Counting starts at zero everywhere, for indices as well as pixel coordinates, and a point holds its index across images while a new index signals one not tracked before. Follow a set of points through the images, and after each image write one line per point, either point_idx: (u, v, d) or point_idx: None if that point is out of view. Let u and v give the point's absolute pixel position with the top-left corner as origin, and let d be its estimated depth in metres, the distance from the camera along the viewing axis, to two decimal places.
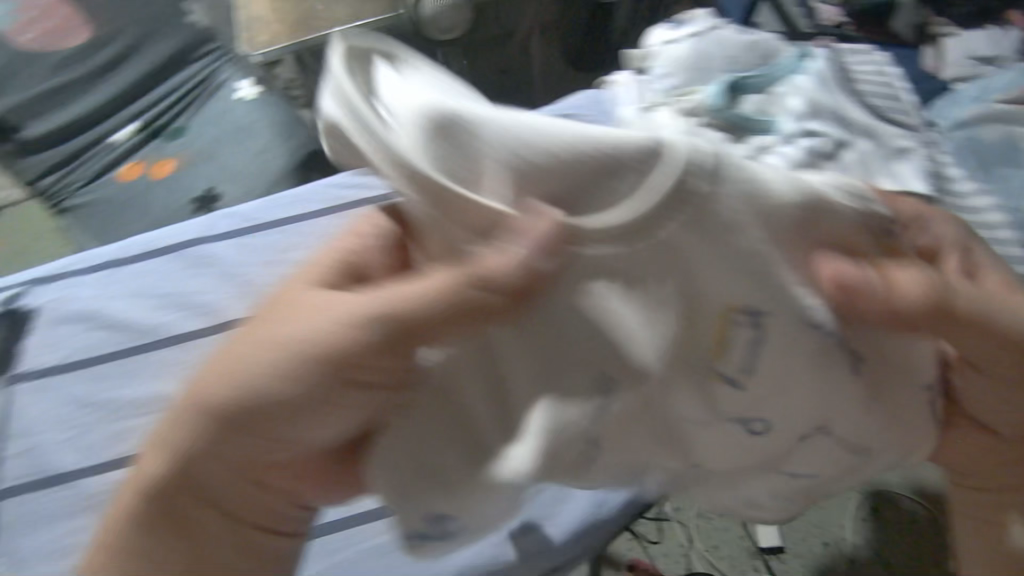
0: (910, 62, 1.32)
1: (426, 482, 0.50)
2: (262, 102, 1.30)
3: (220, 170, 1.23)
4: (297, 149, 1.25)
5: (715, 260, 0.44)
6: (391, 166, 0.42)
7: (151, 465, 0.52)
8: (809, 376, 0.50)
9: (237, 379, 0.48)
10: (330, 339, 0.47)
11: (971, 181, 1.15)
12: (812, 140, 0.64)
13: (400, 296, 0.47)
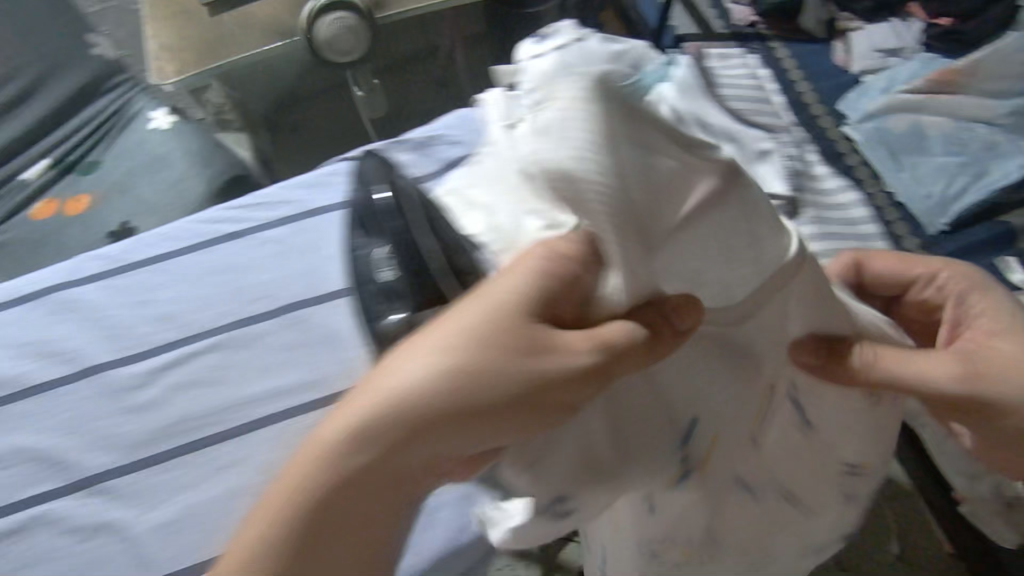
0: (821, 56, 1.36)
1: (569, 488, 0.50)
2: (179, 130, 1.28)
3: (137, 204, 1.21)
4: (216, 176, 1.24)
5: (766, 327, 0.54)
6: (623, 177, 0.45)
7: (265, 531, 0.45)
8: (833, 417, 0.59)
9: (419, 386, 0.45)
10: (536, 347, 0.46)
11: (837, 181, 1.22)
12: None
13: (544, 343, 0.46)
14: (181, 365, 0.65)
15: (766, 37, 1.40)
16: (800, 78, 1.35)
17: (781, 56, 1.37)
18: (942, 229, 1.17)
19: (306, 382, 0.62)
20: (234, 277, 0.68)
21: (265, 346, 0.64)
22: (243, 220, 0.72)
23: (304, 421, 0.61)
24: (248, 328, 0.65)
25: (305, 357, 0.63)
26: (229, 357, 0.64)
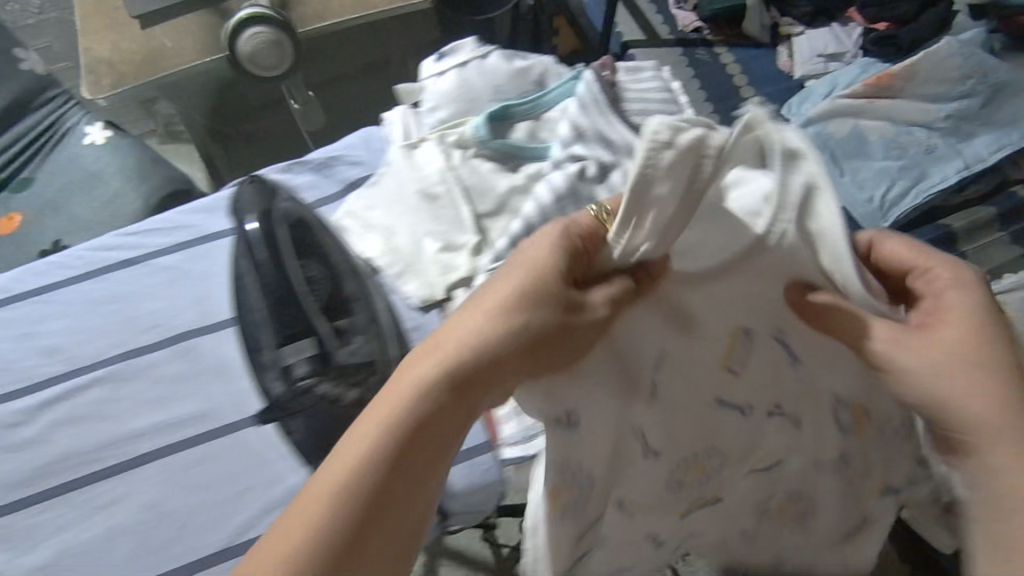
0: (764, 60, 1.37)
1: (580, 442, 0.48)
2: (114, 145, 1.25)
3: (69, 222, 1.19)
4: (153, 191, 1.21)
5: (724, 299, 0.48)
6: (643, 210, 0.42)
7: (305, 527, 0.42)
8: (756, 387, 0.52)
9: (467, 342, 0.46)
10: (568, 282, 0.47)
11: None
12: (575, 164, 0.62)
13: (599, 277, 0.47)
14: (71, 396, 0.69)
15: (712, 42, 1.40)
16: (745, 83, 1.35)
17: (726, 61, 1.38)
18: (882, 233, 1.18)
19: (195, 413, 0.68)
20: (131, 310, 0.74)
21: (149, 379, 0.70)
22: (145, 247, 0.78)
23: (191, 448, 0.66)
24: (133, 361, 0.71)
25: (188, 389, 0.69)
26: (118, 389, 0.70)
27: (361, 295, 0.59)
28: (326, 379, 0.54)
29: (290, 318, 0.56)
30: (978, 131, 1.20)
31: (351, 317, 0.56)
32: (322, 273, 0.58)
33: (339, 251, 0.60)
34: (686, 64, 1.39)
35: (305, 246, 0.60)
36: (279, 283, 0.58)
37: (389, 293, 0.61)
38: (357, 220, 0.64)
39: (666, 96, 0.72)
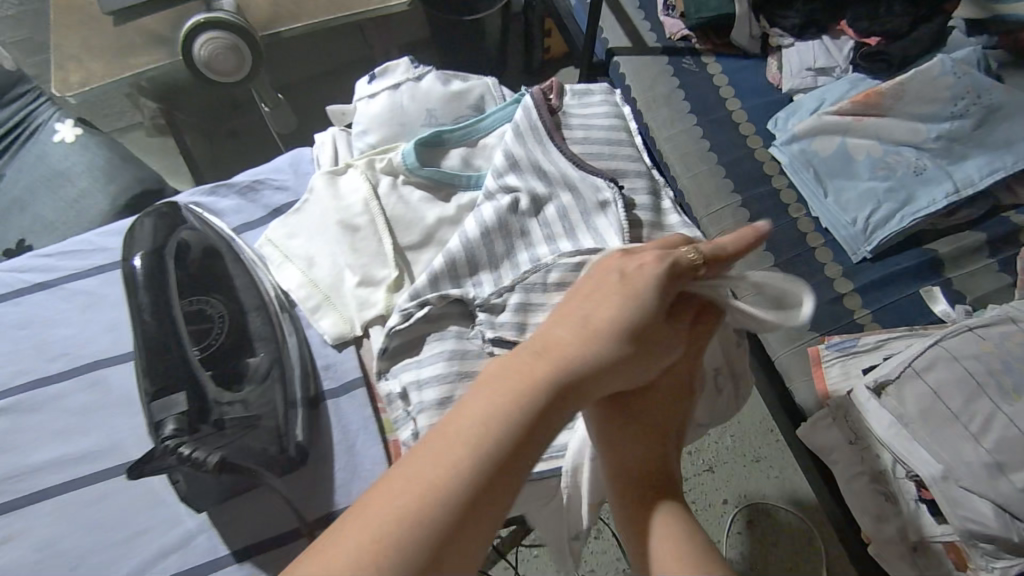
0: (752, 73, 1.34)
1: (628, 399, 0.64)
2: (83, 143, 1.23)
3: (32, 223, 1.18)
4: (121, 192, 1.19)
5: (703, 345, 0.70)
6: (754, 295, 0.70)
7: (427, 495, 0.46)
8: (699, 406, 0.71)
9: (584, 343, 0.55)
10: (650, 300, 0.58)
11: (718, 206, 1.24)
12: (505, 198, 0.72)
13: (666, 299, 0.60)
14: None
15: (700, 51, 1.37)
16: (731, 95, 1.32)
17: (712, 72, 1.35)
18: (865, 256, 1.14)
19: (95, 446, 0.71)
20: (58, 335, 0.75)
21: (55, 410, 0.73)
22: (65, 268, 0.81)
23: (91, 483, 0.69)
24: (43, 389, 0.74)
25: (91, 423, 0.72)
26: (31, 417, 0.73)
27: (264, 334, 0.69)
28: (189, 438, 0.57)
29: (169, 371, 0.59)
30: (971, 153, 1.15)
31: (254, 360, 0.67)
32: (225, 307, 0.68)
33: (246, 287, 0.71)
34: (671, 73, 1.35)
35: (206, 279, 0.69)
36: (154, 330, 0.61)
37: (302, 329, 0.73)
38: (278, 249, 0.76)
39: (615, 121, 0.81)
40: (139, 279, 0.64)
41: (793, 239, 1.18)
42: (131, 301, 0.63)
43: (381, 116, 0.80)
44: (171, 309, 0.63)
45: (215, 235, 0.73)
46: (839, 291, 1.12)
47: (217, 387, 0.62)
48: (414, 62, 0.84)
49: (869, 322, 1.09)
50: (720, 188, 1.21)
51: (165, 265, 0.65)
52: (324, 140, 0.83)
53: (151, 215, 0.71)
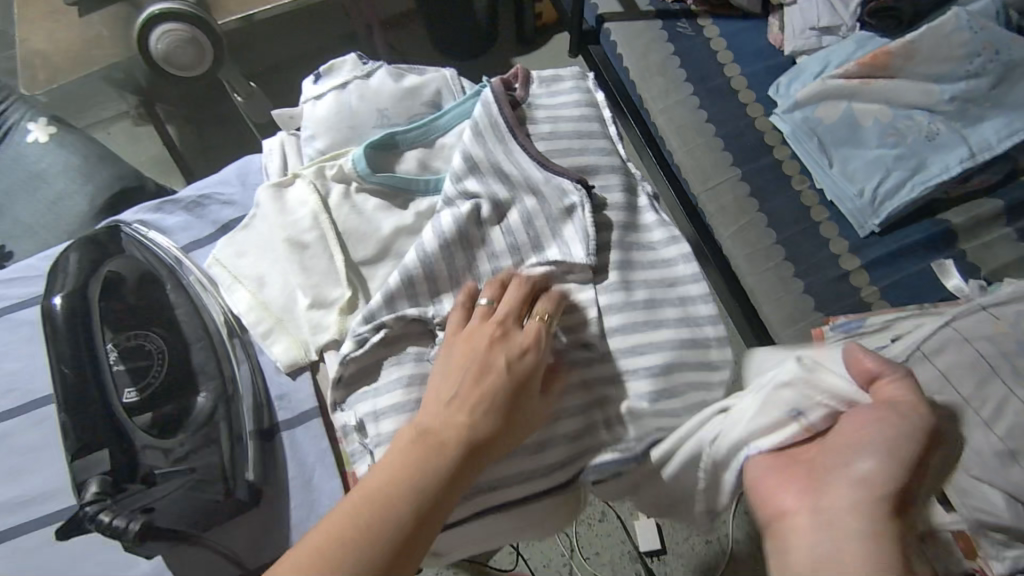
0: (752, 36, 1.26)
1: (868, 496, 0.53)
2: (58, 142, 1.18)
3: (11, 226, 1.14)
4: (99, 191, 1.14)
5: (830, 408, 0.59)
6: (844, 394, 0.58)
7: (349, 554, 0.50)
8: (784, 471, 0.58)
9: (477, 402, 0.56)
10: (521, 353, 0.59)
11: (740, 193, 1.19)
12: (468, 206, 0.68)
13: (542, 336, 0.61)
14: None
15: (695, 14, 1.29)
16: (729, 60, 1.24)
17: (710, 35, 1.26)
18: (872, 231, 1.08)
19: (47, 485, 0.68)
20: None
21: (4, 446, 0.70)
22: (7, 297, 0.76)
23: (48, 521, 0.67)
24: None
25: (45, 459, 0.69)
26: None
27: (207, 369, 0.69)
28: (108, 503, 0.59)
29: (92, 430, 0.60)
30: (989, 115, 1.07)
31: (199, 398, 0.67)
32: (164, 345, 0.69)
33: (188, 317, 0.71)
34: (665, 39, 1.27)
35: (146, 309, 0.71)
36: (75, 378, 0.61)
37: (255, 354, 0.73)
38: (226, 270, 0.72)
39: (586, 111, 0.79)
40: (59, 326, 0.63)
41: (796, 214, 1.11)
42: (50, 347, 0.63)
43: (326, 117, 0.77)
44: (95, 359, 0.63)
45: (158, 261, 0.73)
46: (845, 268, 1.06)
47: (150, 435, 0.63)
48: (362, 58, 0.80)
49: (876, 299, 1.03)
50: (717, 163, 1.15)
51: (89, 309, 0.65)
52: (275, 142, 0.80)
53: (82, 245, 0.70)
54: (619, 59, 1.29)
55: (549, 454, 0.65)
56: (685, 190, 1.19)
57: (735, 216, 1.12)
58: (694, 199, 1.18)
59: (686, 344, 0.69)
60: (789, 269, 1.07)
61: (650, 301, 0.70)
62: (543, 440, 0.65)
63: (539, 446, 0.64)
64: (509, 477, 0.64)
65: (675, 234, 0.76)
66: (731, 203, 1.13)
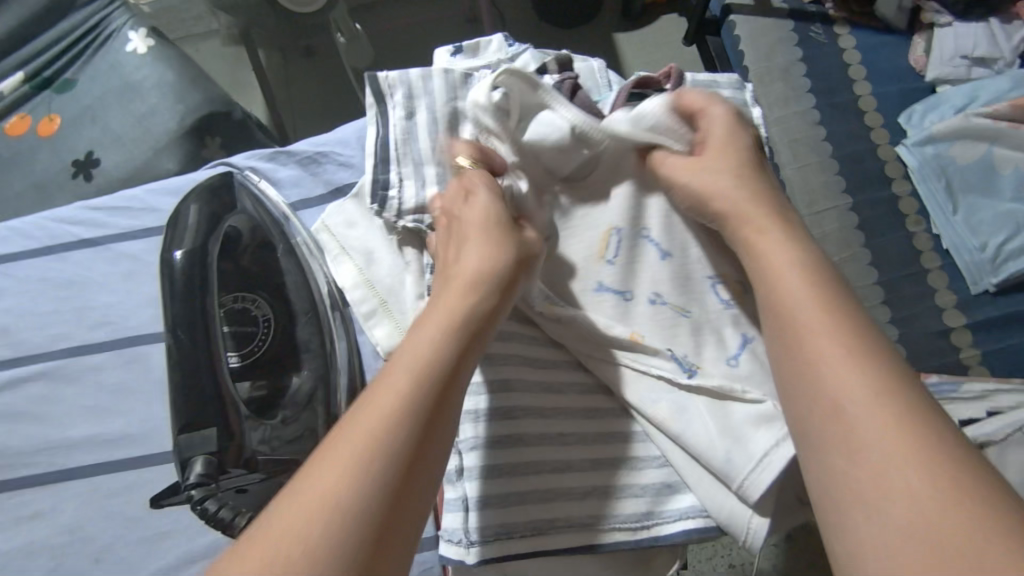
0: (891, 54, 1.15)
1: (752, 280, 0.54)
2: (156, 56, 1.14)
3: (103, 131, 1.11)
4: (190, 111, 1.10)
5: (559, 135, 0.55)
6: (537, 130, 0.55)
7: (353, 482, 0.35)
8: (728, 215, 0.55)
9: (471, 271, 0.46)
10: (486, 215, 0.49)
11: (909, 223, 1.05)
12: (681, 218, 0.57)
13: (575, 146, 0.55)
14: (12, 390, 0.59)
15: (832, 20, 1.19)
16: (861, 76, 1.14)
17: (844, 45, 1.16)
18: (987, 289, 0.99)
19: (122, 435, 0.57)
20: (76, 300, 0.62)
21: (88, 383, 0.59)
22: (111, 225, 0.64)
23: (118, 474, 0.56)
24: (80, 359, 0.60)
25: (119, 404, 0.58)
26: (58, 389, 0.59)
27: (310, 345, 0.55)
28: (202, 487, 0.46)
29: (193, 406, 0.47)
30: None
31: (296, 380, 0.54)
32: (276, 307, 0.56)
33: (297, 287, 0.57)
34: (795, 42, 1.17)
35: (257, 271, 0.57)
36: (179, 347, 0.49)
37: (354, 334, 0.57)
38: (334, 237, 0.57)
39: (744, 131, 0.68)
40: (177, 285, 0.50)
41: (906, 254, 1.03)
42: (163, 309, 0.50)
43: (461, 86, 0.58)
44: (211, 318, 0.50)
45: (268, 217, 0.59)
46: (948, 323, 0.98)
47: (248, 413, 0.50)
48: (509, 38, 0.69)
49: (976, 363, 0.95)
50: (832, 188, 1.06)
51: (210, 271, 0.51)
52: (384, 85, 0.59)
53: (196, 193, 0.56)
54: (741, 56, 1.20)
55: (611, 507, 0.48)
56: (823, 209, 1.06)
57: (837, 247, 1.03)
58: (831, 220, 1.05)
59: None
60: (885, 313, 0.99)
61: None
62: (604, 488, 0.49)
63: (590, 493, 0.49)
64: (561, 522, 0.48)
65: None
66: (842, 234, 1.04)
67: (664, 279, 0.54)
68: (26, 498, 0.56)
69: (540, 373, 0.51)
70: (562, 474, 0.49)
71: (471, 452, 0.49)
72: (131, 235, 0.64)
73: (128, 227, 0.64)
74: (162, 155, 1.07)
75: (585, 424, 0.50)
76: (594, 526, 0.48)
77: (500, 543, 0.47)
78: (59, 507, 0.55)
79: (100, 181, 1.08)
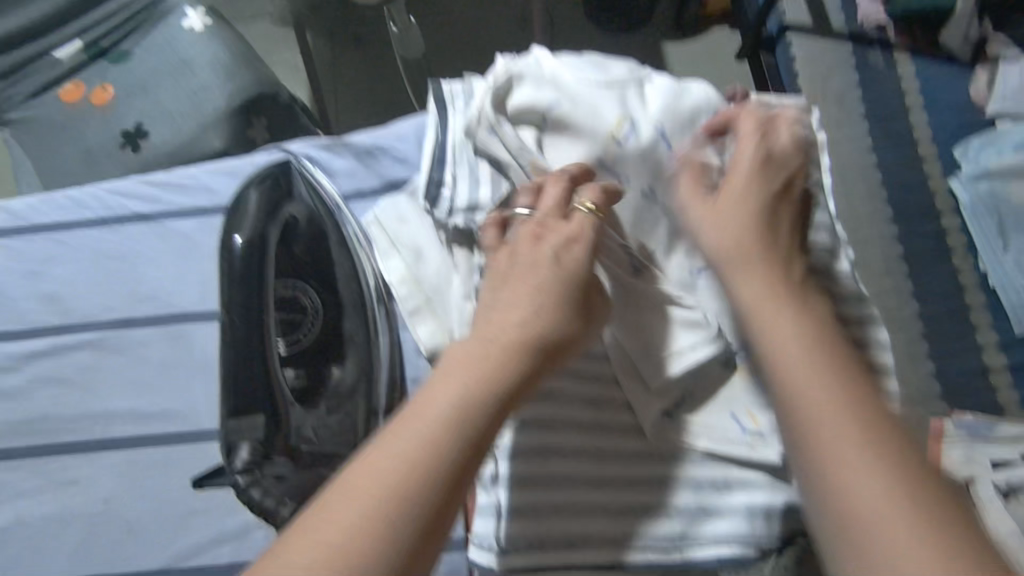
0: (951, 86, 1.12)
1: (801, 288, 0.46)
2: (210, 35, 1.15)
3: (154, 103, 1.13)
4: (240, 91, 1.10)
5: (573, 86, 0.54)
6: (547, 89, 0.54)
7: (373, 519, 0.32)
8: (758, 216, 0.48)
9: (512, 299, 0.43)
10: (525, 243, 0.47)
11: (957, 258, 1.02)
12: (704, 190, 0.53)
13: (579, 90, 0.54)
14: (58, 354, 0.60)
15: (893, 45, 1.16)
16: (918, 105, 1.11)
17: (902, 72, 1.14)
18: None
19: (161, 410, 0.58)
20: (126, 272, 0.63)
21: (131, 355, 0.60)
22: (165, 202, 0.65)
23: (156, 448, 0.57)
24: (126, 331, 0.60)
25: (161, 380, 0.59)
26: (103, 358, 0.60)
27: (357, 338, 0.55)
28: (257, 468, 0.48)
29: (247, 387, 0.49)
30: None
31: (338, 371, 0.54)
32: (324, 299, 0.55)
33: (347, 279, 0.56)
34: (851, 66, 1.15)
35: (308, 260, 0.56)
36: (235, 331, 0.50)
37: (397, 330, 0.57)
38: (385, 231, 0.57)
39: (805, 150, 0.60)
40: (237, 270, 0.52)
41: (950, 291, 1.00)
42: (222, 290, 0.52)
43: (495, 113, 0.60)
44: (266, 307, 0.51)
45: (323, 205, 0.59)
46: (987, 363, 0.95)
47: (294, 402, 0.51)
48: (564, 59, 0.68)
49: (1015, 409, 0.92)
50: (879, 216, 1.04)
51: (269, 258, 0.53)
52: (447, 95, 0.58)
53: (258, 180, 0.57)
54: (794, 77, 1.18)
55: (645, 527, 0.47)
56: (865, 237, 1.03)
57: (878, 278, 1.01)
58: (875, 251, 1.02)
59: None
60: (923, 348, 0.96)
61: None
62: (640, 506, 0.48)
63: (625, 511, 0.48)
64: (595, 538, 0.47)
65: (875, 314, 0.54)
66: (885, 265, 1.01)
67: (660, 177, 0.52)
68: (64, 464, 0.57)
69: (582, 385, 0.50)
70: (598, 489, 0.48)
71: (508, 462, 0.48)
72: (184, 212, 0.64)
73: (180, 205, 0.65)
74: (208, 132, 1.09)
75: (624, 441, 0.49)
76: (629, 543, 0.47)
77: (535, 554, 0.47)
78: (96, 476, 0.56)
79: (147, 153, 1.10)
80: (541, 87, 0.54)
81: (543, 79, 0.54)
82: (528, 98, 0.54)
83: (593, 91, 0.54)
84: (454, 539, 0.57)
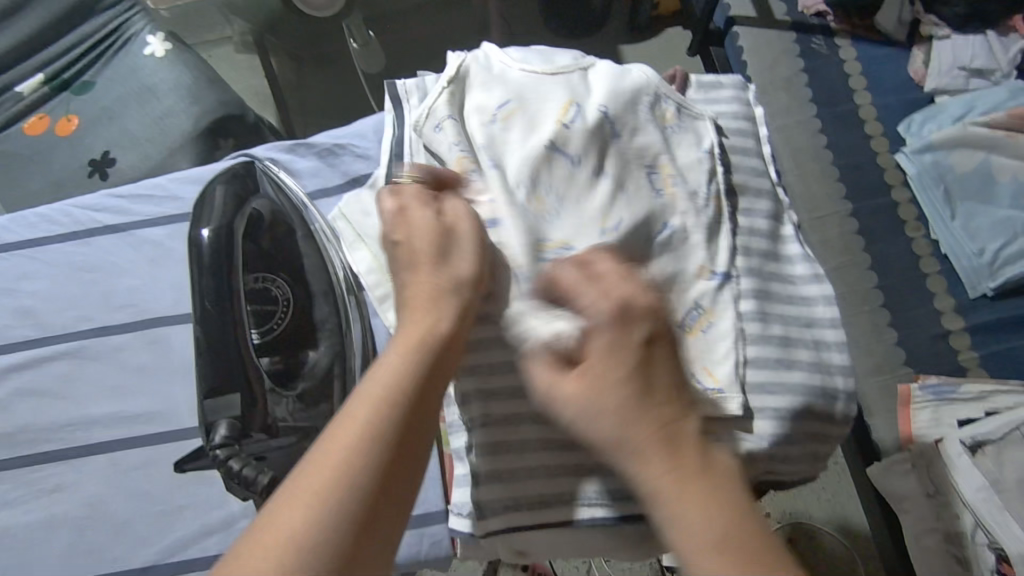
0: (892, 67, 1.18)
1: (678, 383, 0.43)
2: (172, 60, 1.16)
3: (119, 130, 1.14)
4: (204, 113, 1.11)
5: (519, 80, 0.57)
6: (495, 85, 0.57)
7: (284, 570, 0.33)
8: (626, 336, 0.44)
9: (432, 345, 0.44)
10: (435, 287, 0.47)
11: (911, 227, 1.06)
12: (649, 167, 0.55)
13: (526, 84, 0.57)
14: (36, 366, 0.61)
15: (834, 32, 1.21)
16: (862, 86, 1.17)
17: (845, 56, 1.19)
18: (985, 294, 1.00)
19: (143, 414, 0.59)
20: (101, 283, 0.64)
21: (111, 362, 0.61)
22: (135, 213, 0.66)
23: (139, 449, 0.57)
24: (104, 339, 0.61)
25: (140, 385, 0.60)
26: (81, 367, 0.61)
27: (327, 324, 0.57)
28: (234, 449, 0.50)
29: (219, 371, 0.51)
30: None
31: (313, 355, 0.56)
32: (293, 292, 0.57)
33: (317, 270, 0.59)
34: (797, 54, 1.20)
35: (277, 253, 0.59)
36: (206, 319, 0.52)
37: (368, 316, 0.59)
38: (350, 225, 0.59)
39: (743, 126, 0.63)
40: (206, 262, 0.54)
41: (906, 260, 1.04)
42: (193, 283, 0.54)
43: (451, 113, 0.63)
44: (235, 297, 0.53)
45: (288, 201, 0.61)
46: (946, 326, 1.00)
47: (270, 386, 0.53)
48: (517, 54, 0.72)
49: (975, 366, 0.96)
50: (833, 193, 1.08)
51: (235, 251, 0.54)
52: (402, 92, 0.60)
53: (222, 177, 0.59)
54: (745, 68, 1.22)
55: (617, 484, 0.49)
56: (823, 213, 1.08)
57: (837, 252, 1.05)
58: (833, 226, 1.07)
59: (813, 395, 0.51)
60: (884, 315, 1.00)
61: (783, 338, 0.53)
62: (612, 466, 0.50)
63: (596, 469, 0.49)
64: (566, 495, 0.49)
65: (821, 272, 0.57)
66: (844, 239, 1.06)
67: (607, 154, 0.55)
68: (48, 472, 0.57)
69: None
70: (568, 452, 0.50)
71: (480, 430, 0.50)
72: (154, 222, 0.66)
73: (150, 216, 0.66)
74: (175, 154, 1.09)
75: None
76: (599, 502, 0.49)
77: (510, 513, 0.49)
78: (82, 482, 0.57)
79: (115, 179, 1.10)
80: (490, 86, 0.57)
81: (490, 77, 0.58)
82: (475, 97, 0.57)
83: (538, 84, 0.57)
84: (435, 511, 0.58)
